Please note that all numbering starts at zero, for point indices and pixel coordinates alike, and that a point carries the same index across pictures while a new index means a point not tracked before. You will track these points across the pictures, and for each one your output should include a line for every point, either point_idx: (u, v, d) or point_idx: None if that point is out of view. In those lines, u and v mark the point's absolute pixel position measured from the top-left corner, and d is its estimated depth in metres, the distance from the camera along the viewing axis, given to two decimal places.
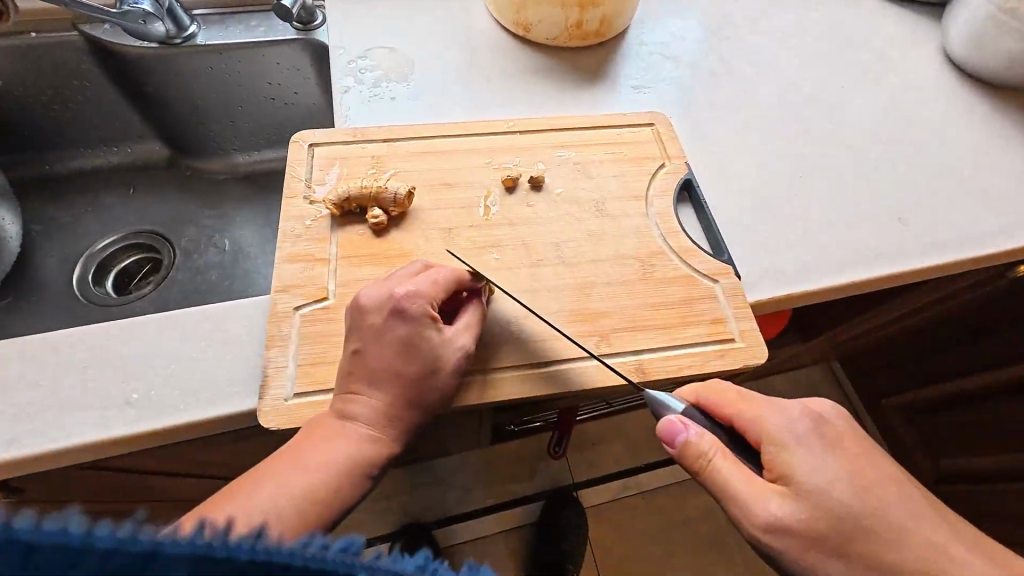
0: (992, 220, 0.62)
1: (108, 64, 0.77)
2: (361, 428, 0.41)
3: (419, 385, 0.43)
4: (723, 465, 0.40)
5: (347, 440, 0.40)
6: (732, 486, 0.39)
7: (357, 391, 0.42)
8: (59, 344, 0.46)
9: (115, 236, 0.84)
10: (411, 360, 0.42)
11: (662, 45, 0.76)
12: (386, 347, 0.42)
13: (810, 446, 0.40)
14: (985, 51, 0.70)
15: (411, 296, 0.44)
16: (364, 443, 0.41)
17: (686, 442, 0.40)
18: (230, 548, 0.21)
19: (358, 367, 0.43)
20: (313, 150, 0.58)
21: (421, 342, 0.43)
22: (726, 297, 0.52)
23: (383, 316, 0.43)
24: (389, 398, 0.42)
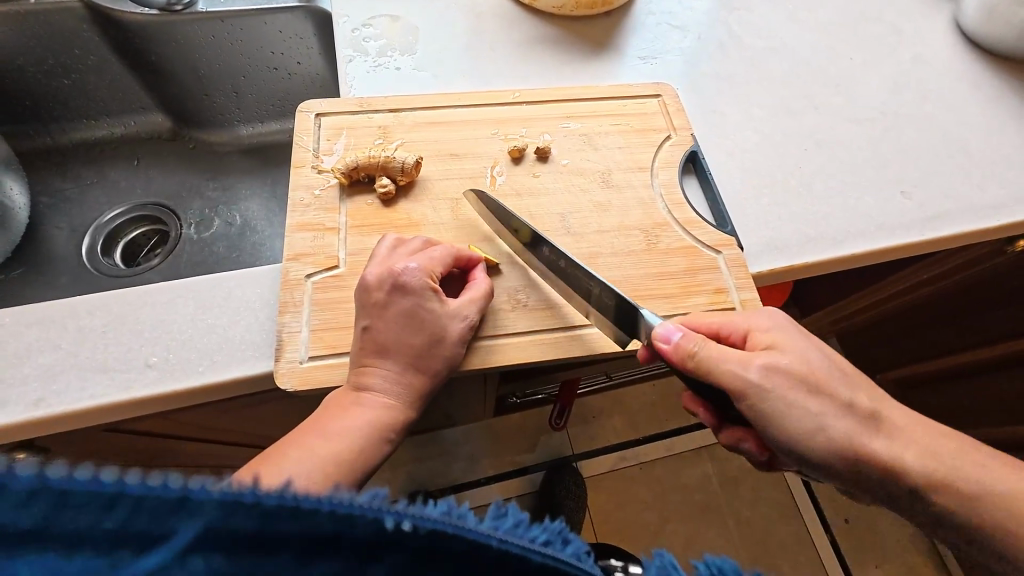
0: (995, 193, 0.62)
1: (108, 32, 0.76)
2: (378, 397, 0.42)
3: (428, 353, 0.44)
4: (712, 349, 0.41)
5: (361, 413, 0.41)
6: (723, 363, 0.41)
7: (370, 364, 0.43)
8: (79, 308, 0.48)
9: (121, 208, 0.84)
10: (416, 332, 0.44)
11: (670, 14, 0.75)
12: (391, 320, 0.44)
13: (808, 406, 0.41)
14: (997, 23, 0.69)
15: (412, 270, 0.45)
16: (382, 411, 0.42)
17: (679, 341, 0.42)
18: (257, 496, 0.22)
19: (367, 342, 0.44)
20: (319, 120, 0.58)
21: (424, 313, 0.44)
22: (729, 268, 0.53)
23: (386, 291, 0.44)
24: (400, 368, 0.43)
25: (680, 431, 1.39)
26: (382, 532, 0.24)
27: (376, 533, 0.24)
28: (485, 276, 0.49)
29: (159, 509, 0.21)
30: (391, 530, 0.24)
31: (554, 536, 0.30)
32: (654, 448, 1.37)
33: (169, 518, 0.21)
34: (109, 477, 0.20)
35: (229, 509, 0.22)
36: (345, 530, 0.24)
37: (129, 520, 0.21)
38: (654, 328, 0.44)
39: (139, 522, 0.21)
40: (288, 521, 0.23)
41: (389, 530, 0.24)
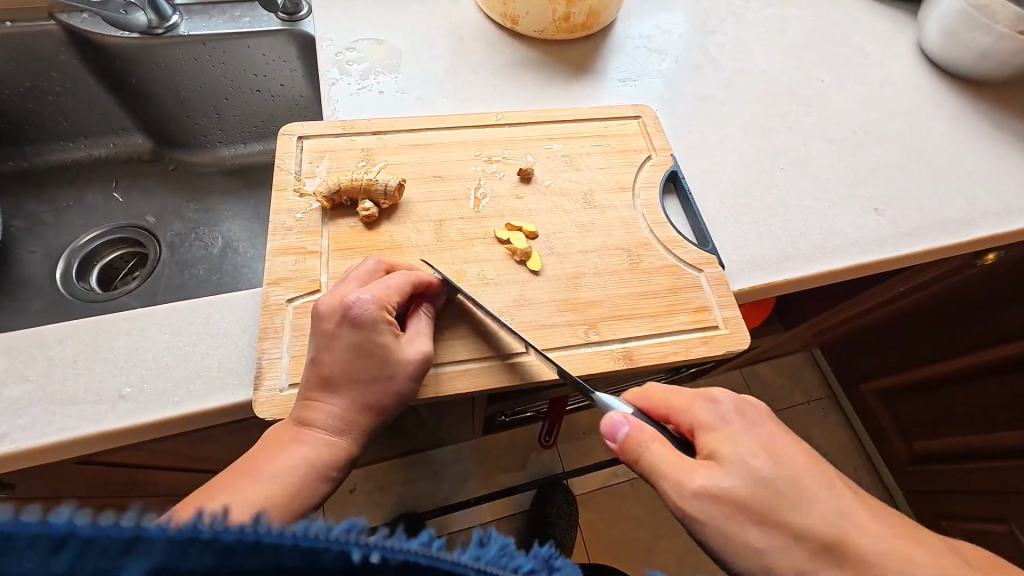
0: (962, 209, 0.64)
1: (88, 55, 0.75)
2: (318, 433, 0.41)
3: (372, 382, 0.42)
4: (656, 451, 0.40)
5: (299, 451, 0.40)
6: (661, 464, 0.40)
7: (316, 400, 0.42)
8: (49, 338, 0.46)
9: (98, 231, 0.83)
10: (365, 365, 0.42)
11: (648, 38, 0.77)
12: (338, 351, 0.42)
13: (721, 419, 0.40)
14: (958, 46, 0.72)
15: (364, 300, 0.43)
16: (321, 447, 0.41)
17: (626, 435, 0.42)
18: (217, 532, 0.20)
19: (315, 374, 0.43)
20: (301, 143, 0.58)
21: (376, 346, 0.43)
22: (711, 286, 0.53)
23: (337, 321, 0.43)
24: (346, 404, 0.42)
25: None
26: (350, 564, 0.23)
27: (344, 562, 0.23)
28: (428, 309, 0.48)
29: (110, 551, 0.19)
30: (358, 562, 0.23)
31: (539, 566, 0.26)
32: None
33: (117, 561, 0.19)
34: (59, 518, 0.18)
35: (183, 547, 0.19)
36: (309, 562, 0.22)
37: (79, 563, 0.18)
38: (606, 415, 0.44)
39: (86, 566, 0.19)
40: (248, 558, 0.21)
41: (356, 562, 0.23)
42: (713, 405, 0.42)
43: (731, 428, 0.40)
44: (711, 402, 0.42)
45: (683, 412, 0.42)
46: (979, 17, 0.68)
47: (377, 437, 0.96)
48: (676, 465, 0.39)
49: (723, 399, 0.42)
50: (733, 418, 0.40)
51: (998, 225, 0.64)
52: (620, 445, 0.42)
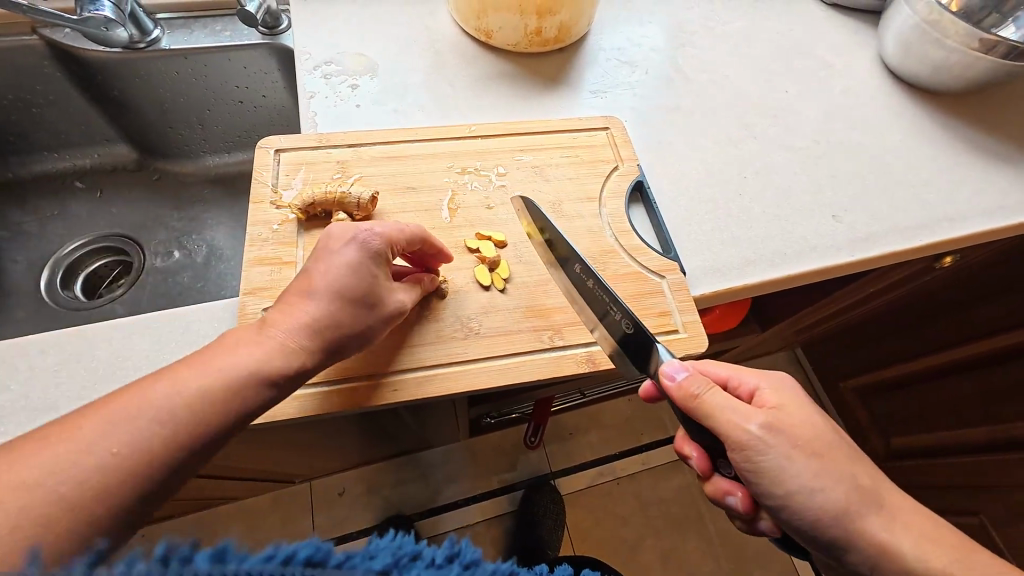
0: (917, 215, 0.67)
1: (70, 68, 0.76)
2: (279, 335, 0.41)
3: (341, 310, 0.43)
4: (713, 395, 0.43)
5: (248, 351, 0.40)
6: (724, 409, 0.42)
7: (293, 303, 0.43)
8: (29, 348, 0.48)
9: (83, 240, 0.84)
10: (352, 279, 0.44)
11: (619, 50, 0.80)
12: (333, 267, 0.44)
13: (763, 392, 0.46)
14: (914, 59, 0.76)
15: (372, 234, 0.46)
16: (279, 352, 0.41)
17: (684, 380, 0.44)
18: None
19: (303, 282, 0.44)
20: (278, 156, 0.60)
21: (368, 272, 0.45)
22: (672, 292, 0.56)
23: (342, 242, 0.45)
24: (322, 310, 0.43)
25: (653, 445, 1.42)
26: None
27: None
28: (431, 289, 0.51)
29: None
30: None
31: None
32: (628, 463, 1.39)
33: None
34: None
35: None
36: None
37: None
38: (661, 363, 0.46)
39: None
40: None
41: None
42: (757, 376, 0.46)
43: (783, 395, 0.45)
44: (757, 374, 0.47)
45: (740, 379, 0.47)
46: (932, 33, 0.71)
47: (361, 440, 0.98)
48: (735, 409, 0.42)
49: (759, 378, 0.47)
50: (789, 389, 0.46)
51: (951, 230, 0.67)
52: (677, 386, 0.44)
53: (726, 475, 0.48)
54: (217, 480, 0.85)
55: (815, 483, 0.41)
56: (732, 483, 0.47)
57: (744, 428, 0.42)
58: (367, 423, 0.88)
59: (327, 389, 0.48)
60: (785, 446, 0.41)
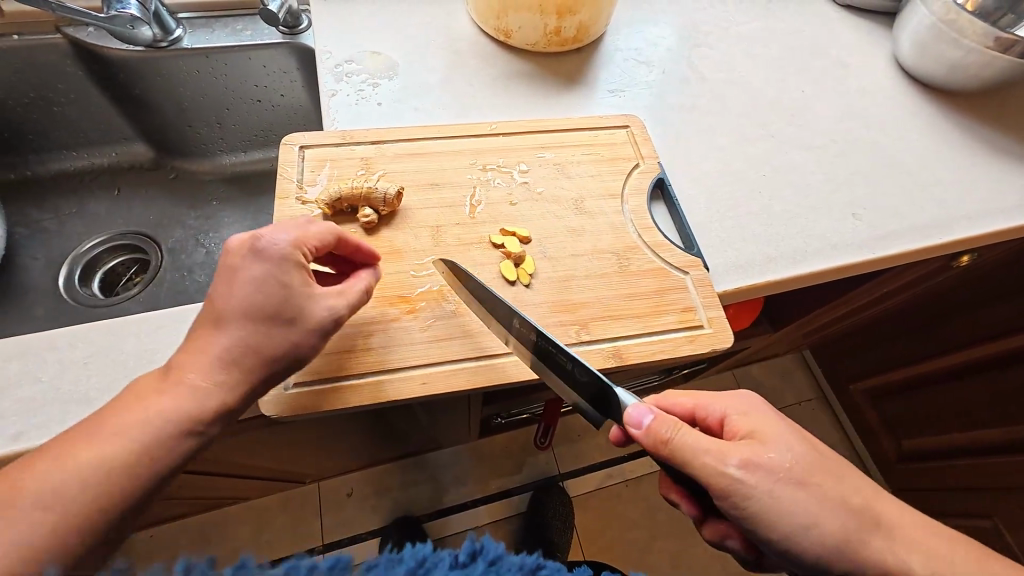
0: (935, 214, 0.68)
1: (92, 67, 0.77)
2: (200, 375, 0.40)
3: (285, 333, 0.42)
4: (685, 435, 0.41)
5: (175, 396, 0.39)
6: (698, 448, 0.41)
7: (214, 329, 0.41)
8: (58, 340, 0.48)
9: (100, 237, 0.85)
10: (266, 300, 0.42)
11: (636, 51, 0.80)
12: (239, 286, 0.42)
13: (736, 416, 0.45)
14: (930, 58, 0.76)
15: (276, 240, 0.44)
16: (199, 392, 0.39)
17: (652, 424, 0.42)
18: None
19: (210, 309, 0.42)
20: (303, 152, 0.60)
21: (281, 284, 0.43)
22: (696, 288, 0.56)
23: (244, 255, 0.43)
24: (236, 337, 0.41)
25: None
26: None
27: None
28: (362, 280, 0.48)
29: None
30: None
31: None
32: (637, 465, 1.39)
33: None
34: None
35: None
36: None
37: None
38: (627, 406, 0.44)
39: None
40: None
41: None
42: (728, 399, 0.46)
43: (757, 413, 0.44)
44: (726, 397, 0.46)
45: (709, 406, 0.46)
46: (949, 32, 0.72)
47: (374, 439, 0.97)
48: (706, 449, 0.41)
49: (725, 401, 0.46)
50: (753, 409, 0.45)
51: (969, 228, 0.67)
52: (646, 431, 0.42)
53: (719, 519, 0.48)
54: (229, 479, 0.84)
55: (851, 479, 0.40)
56: (727, 528, 0.48)
57: (722, 470, 0.40)
58: (380, 422, 0.88)
59: (355, 383, 0.48)
60: (768, 484, 0.40)
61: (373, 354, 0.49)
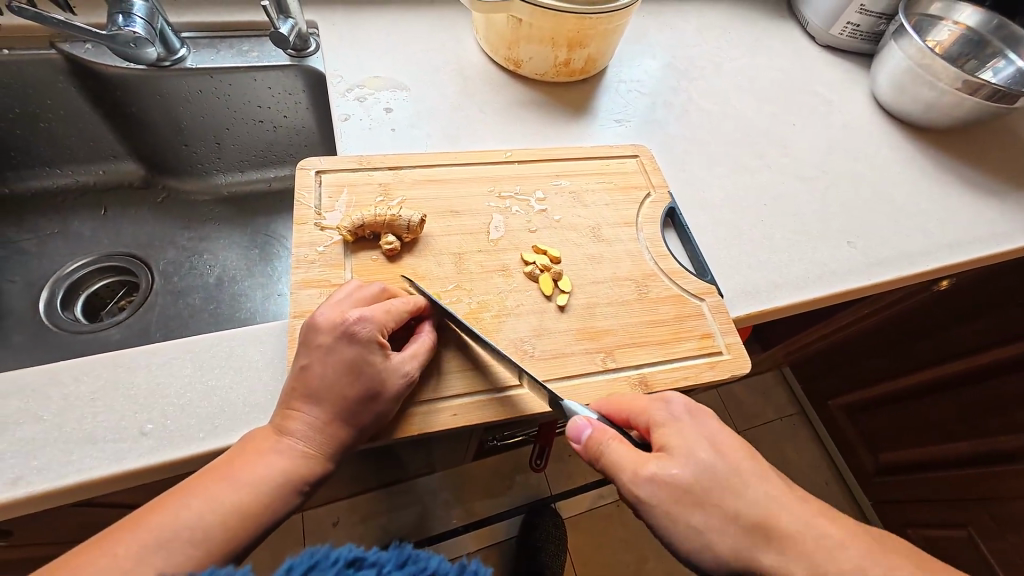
0: (921, 242, 0.72)
1: (87, 84, 0.74)
2: (294, 444, 0.41)
3: (330, 445, 0.42)
4: (615, 447, 0.42)
5: (271, 461, 0.40)
6: (621, 462, 0.42)
7: (296, 408, 0.42)
8: (62, 374, 0.45)
9: (85, 259, 0.80)
10: (353, 382, 0.43)
11: (637, 82, 0.84)
12: (331, 367, 0.43)
13: (669, 416, 0.43)
14: (907, 97, 0.82)
15: (365, 320, 0.44)
16: (295, 460, 0.41)
17: (588, 436, 0.43)
18: None
19: (301, 382, 0.43)
20: (320, 177, 0.59)
21: (367, 365, 0.43)
22: (713, 314, 0.57)
23: (334, 336, 0.43)
24: (327, 418, 0.42)
25: None
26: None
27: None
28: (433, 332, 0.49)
29: None
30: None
31: None
32: None
33: None
34: None
35: None
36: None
37: None
38: (570, 419, 0.45)
39: None
40: None
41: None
42: (661, 403, 0.45)
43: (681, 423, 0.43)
44: (659, 402, 0.45)
45: (639, 413, 0.45)
46: (925, 74, 0.78)
47: (370, 466, 0.95)
48: (628, 465, 0.41)
49: (673, 398, 0.45)
50: (685, 416, 0.43)
51: (950, 256, 0.72)
52: (584, 447, 0.44)
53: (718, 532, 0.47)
54: None
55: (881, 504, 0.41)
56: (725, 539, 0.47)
57: (642, 480, 0.40)
58: (380, 449, 0.86)
59: None
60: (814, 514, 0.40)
61: None
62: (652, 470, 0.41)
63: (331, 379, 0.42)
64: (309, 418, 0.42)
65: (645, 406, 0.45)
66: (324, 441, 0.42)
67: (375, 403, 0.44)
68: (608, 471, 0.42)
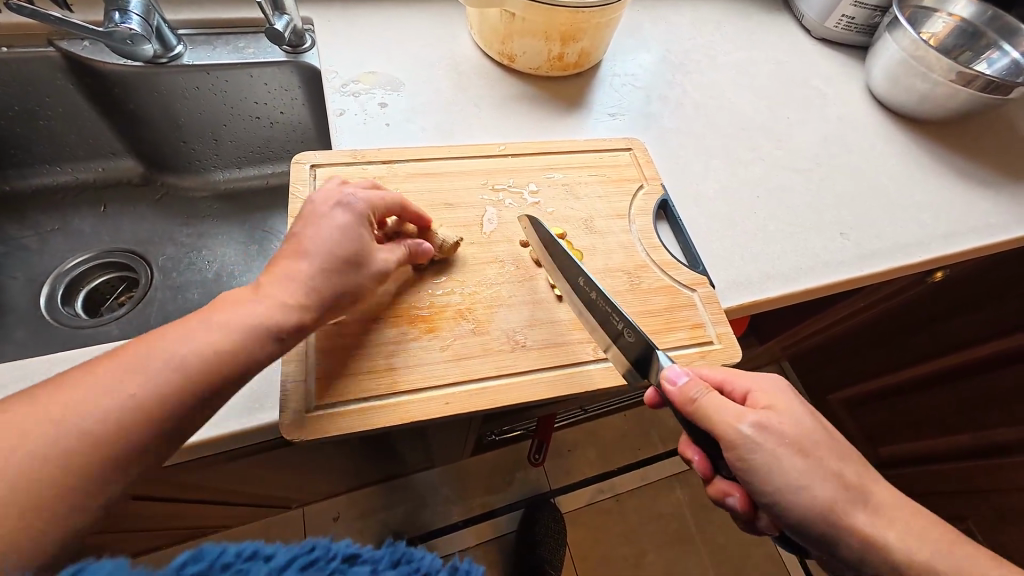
0: (914, 233, 0.72)
1: (86, 81, 0.75)
2: (284, 297, 0.42)
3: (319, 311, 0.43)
4: (713, 399, 0.43)
5: (254, 310, 0.41)
6: (722, 412, 0.42)
7: (295, 259, 0.44)
8: (62, 365, 0.46)
9: (86, 255, 0.81)
10: (347, 248, 0.46)
11: (632, 76, 0.84)
12: (324, 230, 0.45)
13: (772, 391, 0.45)
14: (901, 89, 0.82)
15: (358, 198, 0.49)
16: (282, 314, 0.41)
17: (686, 382, 0.44)
18: None
19: (297, 245, 0.45)
20: (314, 171, 0.60)
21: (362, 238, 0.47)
22: (704, 304, 0.58)
23: (329, 205, 0.47)
24: (325, 275, 0.44)
25: (651, 459, 1.43)
26: None
27: None
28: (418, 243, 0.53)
29: None
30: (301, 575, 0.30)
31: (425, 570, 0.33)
32: (629, 479, 1.40)
33: None
34: None
35: None
36: None
37: None
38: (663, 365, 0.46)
39: None
40: None
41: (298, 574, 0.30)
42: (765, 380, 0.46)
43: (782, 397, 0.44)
44: (762, 378, 0.46)
45: (739, 379, 0.46)
46: (919, 66, 0.78)
47: (368, 460, 0.95)
48: (727, 414, 0.42)
49: (773, 377, 0.46)
50: (782, 391, 0.45)
51: (943, 247, 0.72)
52: (679, 389, 0.44)
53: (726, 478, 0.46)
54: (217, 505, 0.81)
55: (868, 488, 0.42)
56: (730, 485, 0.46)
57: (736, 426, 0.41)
58: (378, 442, 0.86)
59: (380, 403, 0.47)
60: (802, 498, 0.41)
61: (395, 373, 0.49)
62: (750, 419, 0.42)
63: (324, 243, 0.45)
64: (306, 275, 0.43)
65: (747, 376, 0.46)
66: (314, 304, 0.43)
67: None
68: (702, 419, 0.43)
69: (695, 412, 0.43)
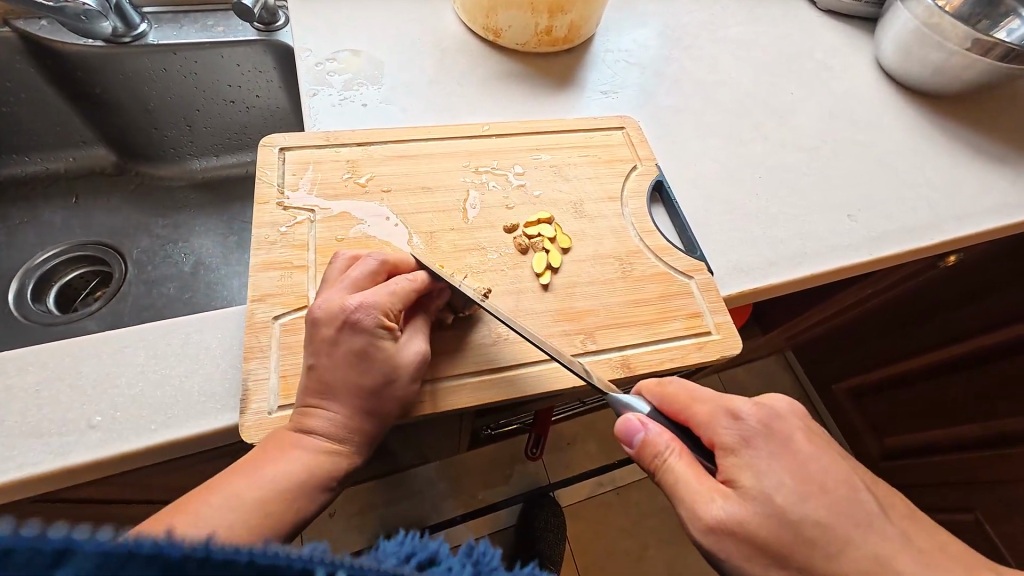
0: (926, 214, 0.68)
1: (48, 64, 0.71)
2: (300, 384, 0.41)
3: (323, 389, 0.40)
4: (676, 464, 0.40)
5: None
6: (682, 482, 0.39)
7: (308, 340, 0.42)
8: (7, 365, 0.43)
9: (56, 249, 0.78)
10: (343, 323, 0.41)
11: (626, 52, 0.79)
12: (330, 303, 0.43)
13: (741, 440, 0.39)
14: (913, 60, 0.77)
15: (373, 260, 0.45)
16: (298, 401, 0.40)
17: (643, 441, 0.41)
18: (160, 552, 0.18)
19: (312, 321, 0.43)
20: (284, 154, 0.56)
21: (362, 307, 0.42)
22: (702, 292, 0.54)
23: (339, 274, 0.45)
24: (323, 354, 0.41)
25: None
26: None
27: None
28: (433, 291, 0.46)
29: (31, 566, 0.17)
30: None
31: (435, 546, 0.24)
32: (629, 472, 1.37)
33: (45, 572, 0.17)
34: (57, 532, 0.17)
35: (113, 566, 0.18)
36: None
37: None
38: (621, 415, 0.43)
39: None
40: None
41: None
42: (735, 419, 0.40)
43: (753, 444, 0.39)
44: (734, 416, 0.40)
45: (704, 422, 0.41)
46: (933, 35, 0.73)
47: None
48: (694, 491, 0.38)
49: (745, 410, 0.40)
50: (759, 432, 0.39)
51: (958, 228, 0.67)
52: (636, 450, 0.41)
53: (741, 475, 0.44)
54: None
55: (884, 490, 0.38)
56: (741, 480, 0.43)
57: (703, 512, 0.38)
58: None
59: None
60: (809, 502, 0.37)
61: None
62: (711, 495, 0.38)
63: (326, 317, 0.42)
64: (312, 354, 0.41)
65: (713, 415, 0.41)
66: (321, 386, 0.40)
67: (390, 386, 0.41)
68: (663, 483, 0.40)
69: (659, 472, 0.41)
